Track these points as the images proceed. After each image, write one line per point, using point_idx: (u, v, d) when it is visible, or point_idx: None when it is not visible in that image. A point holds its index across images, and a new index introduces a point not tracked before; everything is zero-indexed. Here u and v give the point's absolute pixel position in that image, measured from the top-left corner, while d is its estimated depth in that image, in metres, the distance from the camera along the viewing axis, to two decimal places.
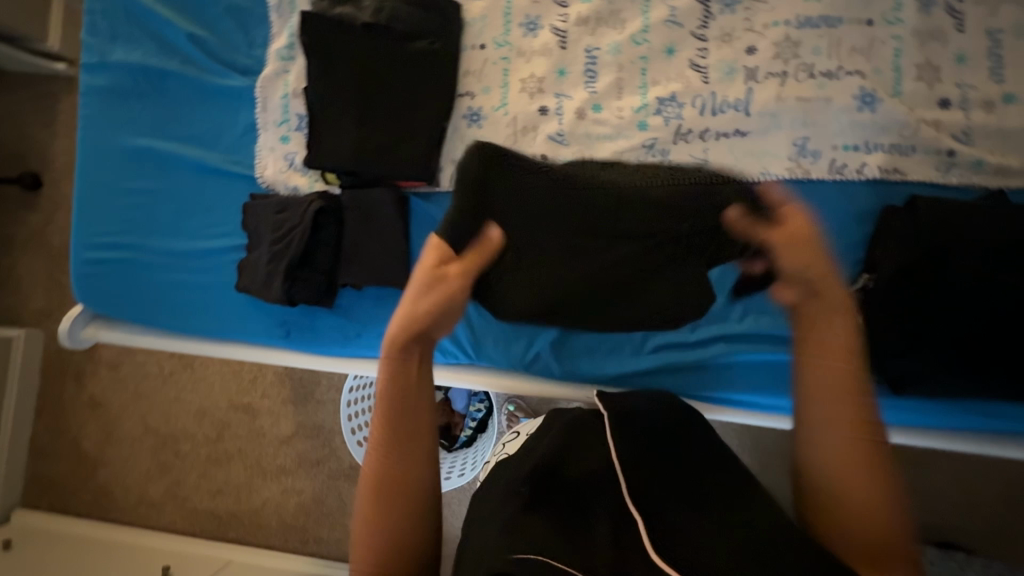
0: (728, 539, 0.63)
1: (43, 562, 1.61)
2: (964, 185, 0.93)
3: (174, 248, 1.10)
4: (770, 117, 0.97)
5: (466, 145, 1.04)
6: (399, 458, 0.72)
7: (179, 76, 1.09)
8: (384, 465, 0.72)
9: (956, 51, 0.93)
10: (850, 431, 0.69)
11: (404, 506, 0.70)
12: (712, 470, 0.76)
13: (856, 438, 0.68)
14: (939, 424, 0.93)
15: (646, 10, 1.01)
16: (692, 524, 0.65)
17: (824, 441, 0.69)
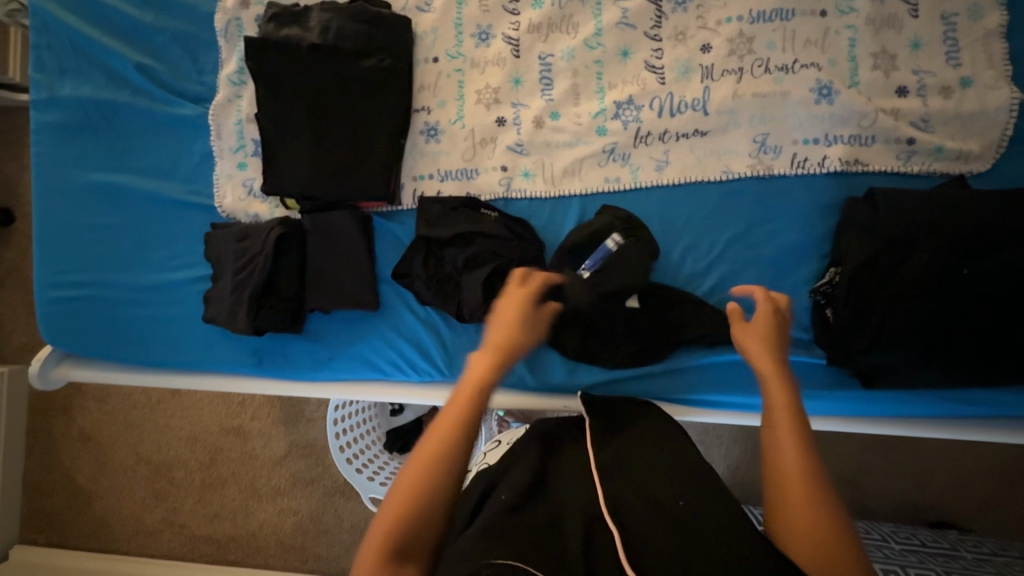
0: (693, 555, 0.58)
1: None
2: (925, 173, 0.92)
3: (139, 281, 1.09)
4: (728, 115, 0.96)
5: (426, 161, 1.03)
6: (454, 460, 0.66)
7: (130, 107, 1.07)
8: (440, 453, 0.66)
9: (911, 37, 0.92)
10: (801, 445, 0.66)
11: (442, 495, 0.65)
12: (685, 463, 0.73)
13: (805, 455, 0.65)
14: (911, 412, 0.94)
15: (598, 13, 0.99)
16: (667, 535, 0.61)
17: (783, 446, 0.66)
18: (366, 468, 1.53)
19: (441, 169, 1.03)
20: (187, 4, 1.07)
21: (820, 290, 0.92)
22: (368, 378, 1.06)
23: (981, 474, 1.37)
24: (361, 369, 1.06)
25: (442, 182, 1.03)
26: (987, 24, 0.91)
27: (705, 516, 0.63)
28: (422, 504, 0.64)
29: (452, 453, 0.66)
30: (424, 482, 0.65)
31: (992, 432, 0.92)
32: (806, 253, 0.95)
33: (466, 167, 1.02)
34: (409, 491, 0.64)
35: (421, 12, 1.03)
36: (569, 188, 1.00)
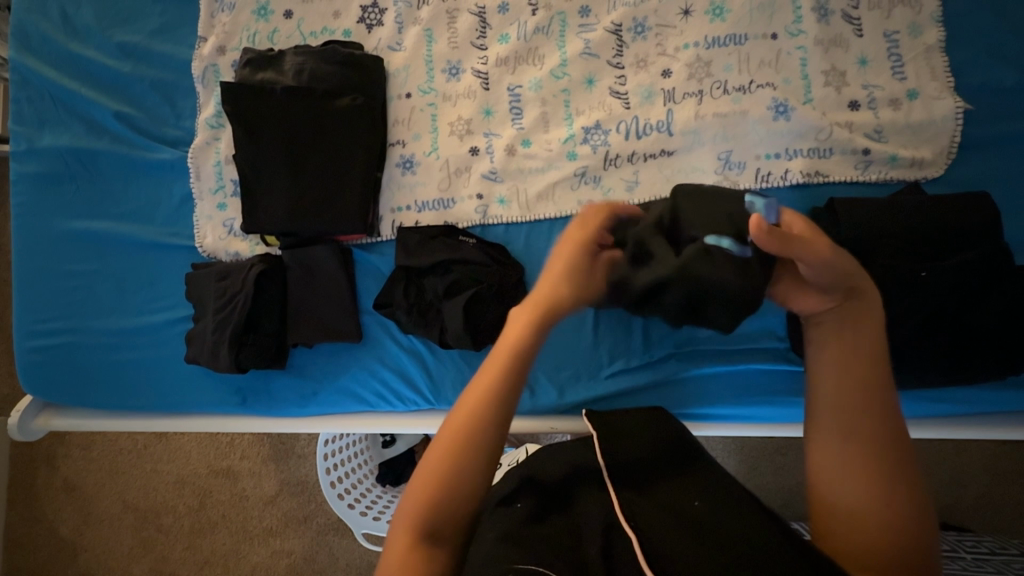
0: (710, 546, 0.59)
1: None
2: (884, 180, 0.96)
3: (120, 325, 1.09)
4: (692, 135, 0.99)
5: (403, 192, 1.05)
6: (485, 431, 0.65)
7: (110, 154, 1.09)
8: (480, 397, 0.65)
9: (858, 55, 0.97)
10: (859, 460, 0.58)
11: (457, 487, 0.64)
12: (674, 464, 0.74)
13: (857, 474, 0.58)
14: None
15: (562, 45, 1.04)
16: (683, 535, 0.60)
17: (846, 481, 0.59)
18: (359, 503, 1.48)
19: (418, 200, 1.05)
20: (164, 54, 1.10)
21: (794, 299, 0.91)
22: (354, 410, 1.06)
23: (977, 473, 1.37)
24: (346, 402, 1.06)
25: (419, 212, 1.05)
26: (926, 40, 0.96)
27: (717, 513, 0.63)
28: (458, 460, 0.64)
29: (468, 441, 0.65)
30: (449, 450, 0.65)
31: (969, 429, 0.94)
32: None
33: (443, 197, 1.04)
34: (435, 464, 0.64)
35: (392, 51, 1.07)
36: (544, 212, 1.02)
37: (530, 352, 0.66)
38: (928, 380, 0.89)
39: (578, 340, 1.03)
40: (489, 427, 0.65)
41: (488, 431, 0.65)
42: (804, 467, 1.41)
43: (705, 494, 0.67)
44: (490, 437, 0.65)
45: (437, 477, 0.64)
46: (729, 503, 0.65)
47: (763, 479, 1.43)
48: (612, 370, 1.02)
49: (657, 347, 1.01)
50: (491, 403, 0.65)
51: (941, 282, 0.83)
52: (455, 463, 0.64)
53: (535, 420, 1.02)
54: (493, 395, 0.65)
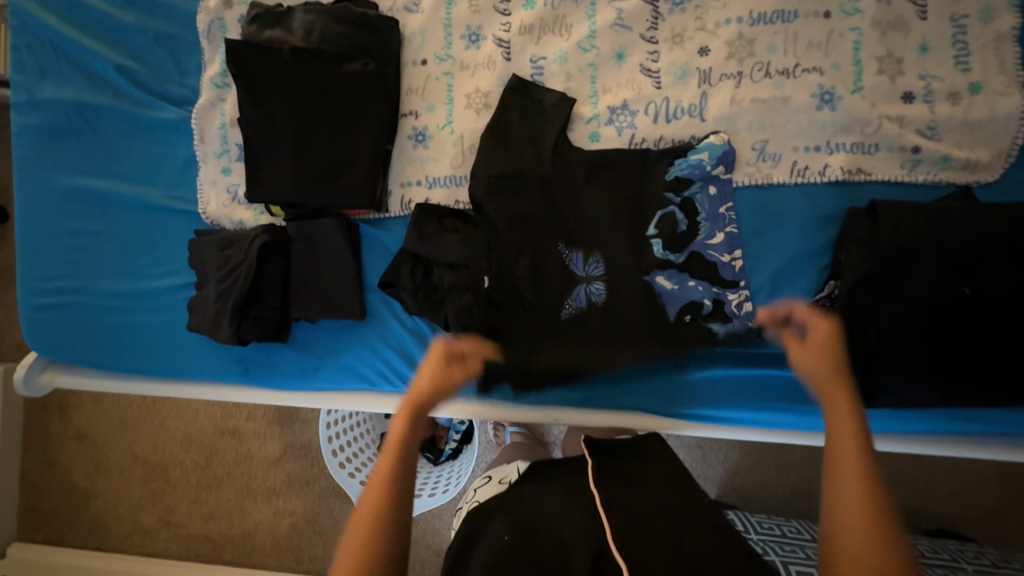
0: None
1: None
2: (930, 182, 0.88)
3: (123, 289, 1.07)
4: (726, 121, 0.92)
5: (414, 167, 1.00)
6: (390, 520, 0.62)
7: (112, 110, 1.04)
8: (369, 512, 0.62)
9: (918, 41, 0.88)
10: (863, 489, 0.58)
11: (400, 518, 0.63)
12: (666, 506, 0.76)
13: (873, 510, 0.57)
14: (905, 429, 0.91)
15: (592, 13, 0.95)
16: None
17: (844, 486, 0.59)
18: (360, 472, 1.47)
19: (429, 176, 0.99)
20: (168, 4, 1.03)
21: (819, 303, 0.90)
22: (355, 388, 1.05)
23: (990, 484, 1.34)
24: (347, 380, 1.04)
25: (430, 189, 1.00)
26: (999, 27, 0.86)
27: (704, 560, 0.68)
28: (367, 564, 0.59)
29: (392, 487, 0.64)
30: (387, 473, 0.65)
31: (1005, 451, 0.88)
32: (807, 264, 0.92)
33: (456, 174, 0.99)
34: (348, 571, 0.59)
35: (408, 12, 0.99)
36: None
37: (400, 473, 0.65)
38: (960, 400, 0.84)
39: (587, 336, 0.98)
40: (399, 480, 0.64)
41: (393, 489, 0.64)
42: (813, 468, 1.38)
43: (685, 524, 0.73)
44: (400, 526, 0.63)
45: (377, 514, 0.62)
46: (707, 532, 0.72)
47: (767, 476, 1.41)
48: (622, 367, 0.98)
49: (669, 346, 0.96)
50: (395, 481, 0.64)
51: (981, 302, 0.79)
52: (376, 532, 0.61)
53: (538, 411, 0.99)
54: (389, 483, 0.64)
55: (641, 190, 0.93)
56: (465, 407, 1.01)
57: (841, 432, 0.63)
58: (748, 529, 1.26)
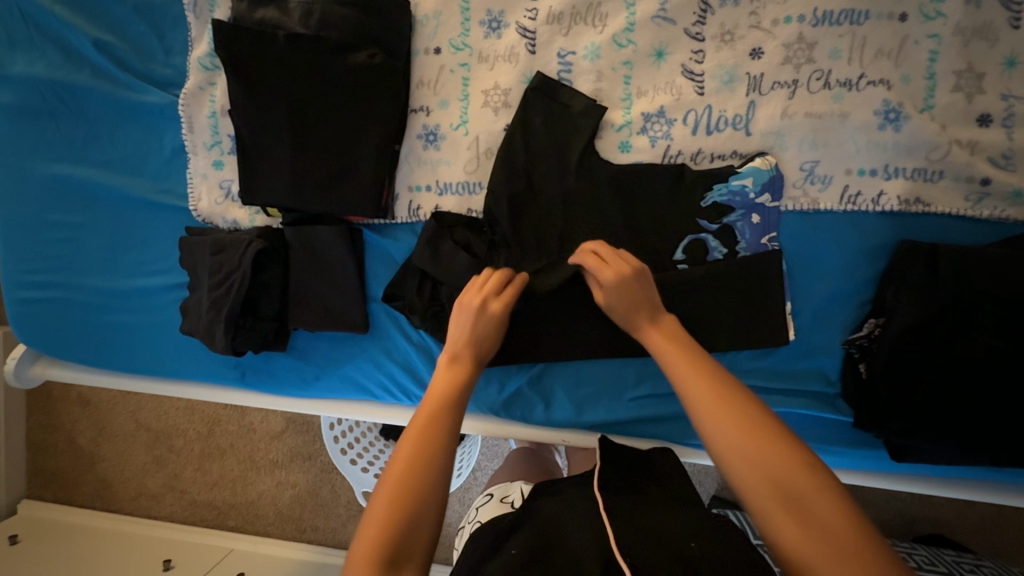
0: None
1: (49, 555, 1.64)
2: (996, 218, 0.80)
3: (112, 286, 1.01)
4: (774, 137, 0.82)
5: (424, 170, 0.91)
6: (435, 459, 0.61)
7: (91, 91, 0.94)
8: (410, 459, 0.61)
9: (1005, 53, 0.77)
10: (766, 441, 0.54)
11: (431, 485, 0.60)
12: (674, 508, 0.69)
13: (783, 448, 0.54)
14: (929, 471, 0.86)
15: (631, 3, 0.83)
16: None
17: (731, 442, 0.56)
18: (361, 458, 1.43)
19: (440, 181, 0.91)
20: None
21: (856, 342, 0.83)
22: (357, 399, 1.00)
23: None
24: (349, 391, 0.99)
25: (440, 195, 0.91)
26: None
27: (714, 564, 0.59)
28: (413, 502, 0.59)
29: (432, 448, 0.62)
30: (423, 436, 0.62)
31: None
32: (848, 298, 0.84)
33: (469, 181, 0.90)
34: (386, 506, 0.58)
35: None
36: None
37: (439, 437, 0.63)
38: (1014, 459, 0.77)
39: (603, 363, 0.93)
40: (438, 451, 0.62)
41: (436, 454, 0.62)
42: None
43: (703, 535, 0.63)
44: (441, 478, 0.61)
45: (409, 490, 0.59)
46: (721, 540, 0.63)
47: None
48: (638, 395, 0.93)
49: None
50: (445, 406, 0.65)
51: None
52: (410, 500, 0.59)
53: (547, 433, 0.96)
54: (432, 425, 0.63)
55: (674, 212, 0.85)
56: (473, 423, 0.98)
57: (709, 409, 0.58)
58: (749, 533, 1.12)
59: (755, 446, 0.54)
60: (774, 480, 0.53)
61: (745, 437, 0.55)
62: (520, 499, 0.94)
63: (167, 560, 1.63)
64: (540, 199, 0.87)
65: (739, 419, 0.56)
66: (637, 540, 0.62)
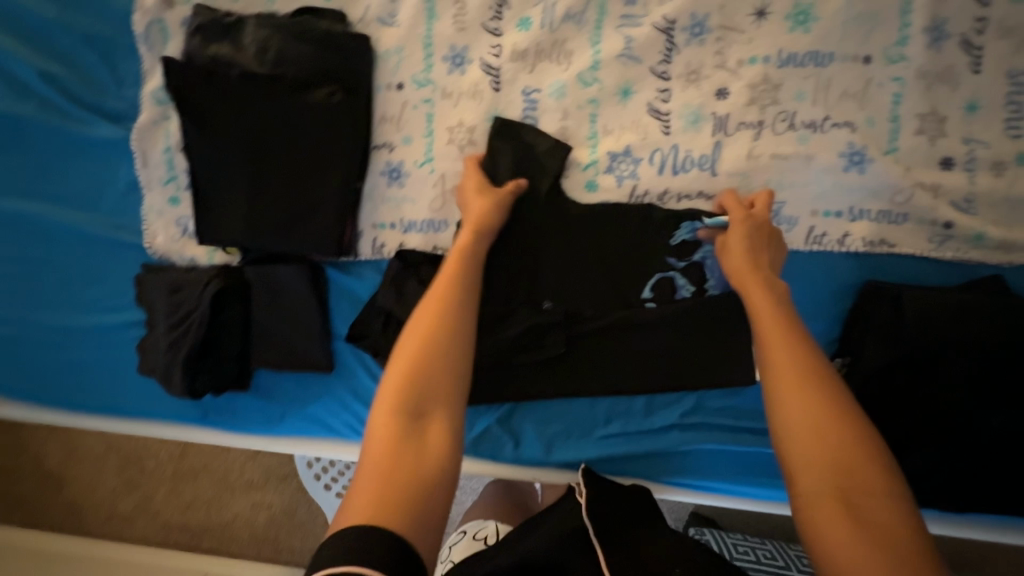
0: None
1: None
2: (960, 260, 0.80)
3: (66, 324, 0.97)
4: (741, 177, 0.82)
5: (388, 207, 0.88)
6: (418, 401, 0.58)
7: (38, 124, 0.90)
8: (391, 409, 0.57)
9: (967, 97, 0.77)
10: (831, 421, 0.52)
11: (415, 428, 0.56)
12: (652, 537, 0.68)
13: (839, 433, 0.52)
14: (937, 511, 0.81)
15: (596, 40, 0.82)
16: None
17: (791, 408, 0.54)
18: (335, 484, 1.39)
19: (405, 219, 0.88)
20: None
21: None
22: (323, 438, 0.98)
23: None
24: (314, 430, 0.97)
25: (405, 233, 0.89)
26: None
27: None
28: (397, 473, 0.53)
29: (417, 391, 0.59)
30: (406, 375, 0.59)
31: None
32: (814, 338, 0.84)
33: (434, 218, 0.88)
34: (381, 431, 0.55)
35: (382, 25, 0.85)
36: None
37: (429, 383, 0.59)
38: (974, 498, 0.78)
39: (572, 403, 0.92)
40: (428, 395, 0.59)
41: (421, 395, 0.58)
42: None
43: (682, 564, 0.62)
44: (428, 420, 0.57)
45: (393, 430, 0.56)
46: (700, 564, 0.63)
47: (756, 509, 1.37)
48: (607, 434, 0.92)
49: (659, 415, 0.90)
50: (430, 364, 0.60)
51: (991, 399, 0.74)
52: (393, 435, 0.55)
53: (518, 471, 0.95)
54: (413, 370, 0.59)
55: (641, 252, 0.84)
56: None
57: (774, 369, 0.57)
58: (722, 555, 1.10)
59: (813, 412, 0.53)
60: (834, 473, 0.50)
61: (811, 411, 0.53)
62: (493, 537, 0.95)
63: None
64: (506, 239, 0.85)
65: (809, 395, 0.54)
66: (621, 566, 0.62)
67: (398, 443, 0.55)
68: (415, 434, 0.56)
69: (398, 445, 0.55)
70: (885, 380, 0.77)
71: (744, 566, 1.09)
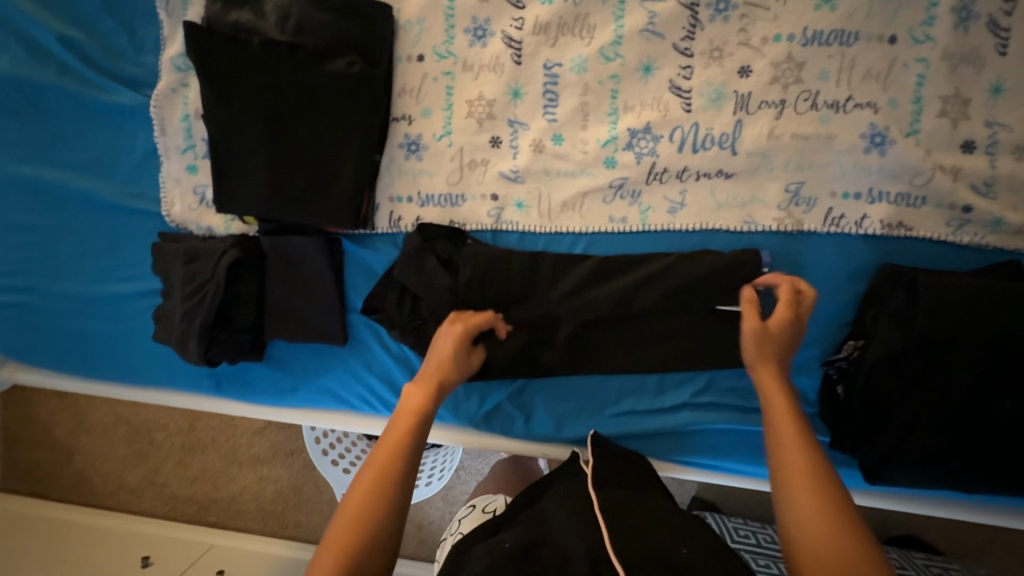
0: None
1: (24, 552, 1.61)
2: (976, 245, 0.80)
3: (81, 291, 0.98)
4: (760, 157, 0.82)
5: (406, 180, 0.89)
6: (394, 487, 0.63)
7: (57, 88, 0.90)
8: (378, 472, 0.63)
9: (992, 80, 0.76)
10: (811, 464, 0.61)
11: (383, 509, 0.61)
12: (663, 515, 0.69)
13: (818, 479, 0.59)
14: (875, 487, 0.88)
15: (619, 15, 0.81)
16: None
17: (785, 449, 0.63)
18: (342, 459, 1.40)
19: (422, 192, 0.89)
20: None
21: (835, 363, 0.83)
22: (335, 410, 0.99)
23: None
24: (327, 401, 0.98)
25: (422, 206, 0.89)
26: None
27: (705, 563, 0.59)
28: (359, 543, 0.59)
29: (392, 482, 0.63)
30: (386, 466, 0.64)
31: (970, 512, 0.86)
32: (826, 320, 0.85)
33: (451, 192, 0.88)
34: (358, 501, 0.61)
35: None
36: (567, 224, 0.88)
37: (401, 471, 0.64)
38: (982, 479, 0.79)
39: (585, 380, 0.92)
40: (396, 496, 0.63)
41: (396, 484, 0.63)
42: None
43: (693, 541, 0.62)
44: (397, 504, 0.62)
45: (364, 507, 0.61)
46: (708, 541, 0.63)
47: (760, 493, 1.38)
48: (618, 411, 0.93)
49: (670, 393, 0.91)
50: (406, 456, 0.65)
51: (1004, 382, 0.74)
52: (365, 508, 0.61)
53: (528, 446, 0.96)
54: (394, 459, 0.64)
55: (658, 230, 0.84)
56: (452, 435, 0.98)
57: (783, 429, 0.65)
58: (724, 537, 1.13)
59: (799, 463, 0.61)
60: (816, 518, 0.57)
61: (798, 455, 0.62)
62: (503, 508, 0.96)
63: (145, 556, 1.61)
64: None
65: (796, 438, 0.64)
66: (631, 541, 0.62)
67: (367, 523, 0.60)
68: (382, 518, 0.61)
69: (371, 520, 0.60)
70: (898, 362, 0.78)
71: (743, 549, 1.11)
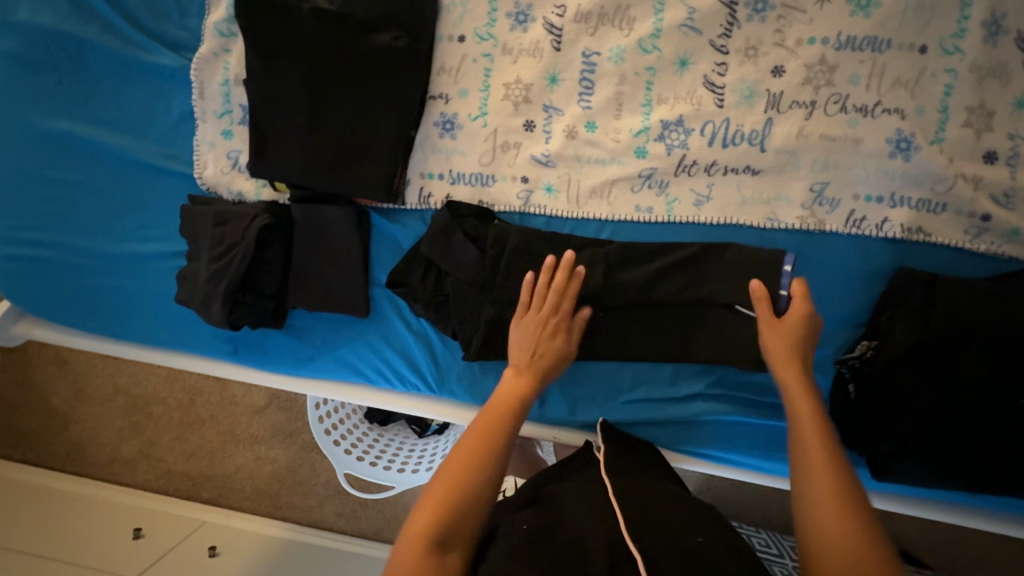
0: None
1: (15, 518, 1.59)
2: (993, 253, 0.82)
3: (106, 249, 0.98)
4: (788, 156, 0.84)
5: (438, 158, 0.90)
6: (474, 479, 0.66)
7: (98, 46, 0.91)
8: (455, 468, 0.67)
9: (1016, 94, 0.79)
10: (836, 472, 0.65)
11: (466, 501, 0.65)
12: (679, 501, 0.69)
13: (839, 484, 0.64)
14: (880, 486, 0.90)
15: (659, 9, 0.83)
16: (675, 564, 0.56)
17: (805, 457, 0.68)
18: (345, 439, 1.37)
19: (454, 170, 0.90)
20: None
21: (848, 363, 0.85)
22: (351, 382, 0.99)
23: None
24: (343, 373, 0.99)
25: (452, 184, 0.90)
26: None
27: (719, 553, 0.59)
28: (448, 524, 0.63)
29: (468, 474, 0.67)
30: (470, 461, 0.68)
31: (971, 517, 0.88)
32: (843, 320, 0.86)
33: (483, 172, 0.90)
34: (439, 496, 0.65)
35: None
36: (593, 211, 0.89)
37: (482, 465, 0.68)
38: (986, 482, 0.81)
39: (602, 366, 0.94)
40: (478, 488, 0.66)
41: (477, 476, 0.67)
42: None
43: (707, 530, 0.62)
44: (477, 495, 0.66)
45: (448, 497, 0.65)
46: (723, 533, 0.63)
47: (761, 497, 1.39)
48: (633, 399, 0.94)
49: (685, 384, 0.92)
50: (489, 448, 0.69)
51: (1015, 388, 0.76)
52: (448, 501, 0.65)
53: (540, 428, 0.97)
54: (479, 453, 0.68)
55: None
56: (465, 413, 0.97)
57: (802, 428, 0.70)
58: None
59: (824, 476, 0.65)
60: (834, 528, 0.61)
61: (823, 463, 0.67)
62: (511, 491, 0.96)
63: (137, 528, 1.59)
64: None
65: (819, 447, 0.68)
66: (646, 528, 0.61)
67: (451, 511, 0.64)
68: (465, 508, 0.65)
69: (456, 511, 0.64)
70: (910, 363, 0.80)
71: None
